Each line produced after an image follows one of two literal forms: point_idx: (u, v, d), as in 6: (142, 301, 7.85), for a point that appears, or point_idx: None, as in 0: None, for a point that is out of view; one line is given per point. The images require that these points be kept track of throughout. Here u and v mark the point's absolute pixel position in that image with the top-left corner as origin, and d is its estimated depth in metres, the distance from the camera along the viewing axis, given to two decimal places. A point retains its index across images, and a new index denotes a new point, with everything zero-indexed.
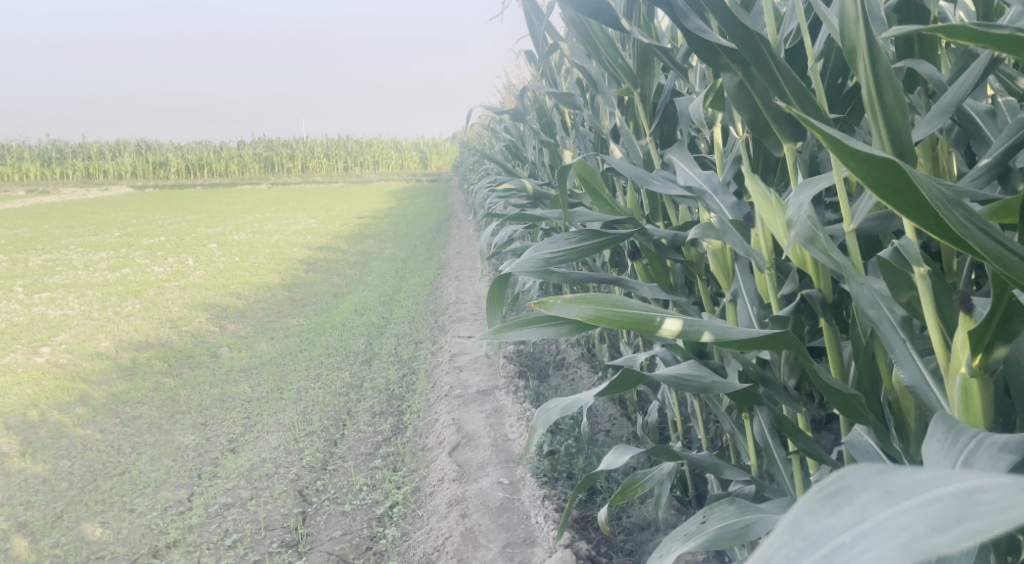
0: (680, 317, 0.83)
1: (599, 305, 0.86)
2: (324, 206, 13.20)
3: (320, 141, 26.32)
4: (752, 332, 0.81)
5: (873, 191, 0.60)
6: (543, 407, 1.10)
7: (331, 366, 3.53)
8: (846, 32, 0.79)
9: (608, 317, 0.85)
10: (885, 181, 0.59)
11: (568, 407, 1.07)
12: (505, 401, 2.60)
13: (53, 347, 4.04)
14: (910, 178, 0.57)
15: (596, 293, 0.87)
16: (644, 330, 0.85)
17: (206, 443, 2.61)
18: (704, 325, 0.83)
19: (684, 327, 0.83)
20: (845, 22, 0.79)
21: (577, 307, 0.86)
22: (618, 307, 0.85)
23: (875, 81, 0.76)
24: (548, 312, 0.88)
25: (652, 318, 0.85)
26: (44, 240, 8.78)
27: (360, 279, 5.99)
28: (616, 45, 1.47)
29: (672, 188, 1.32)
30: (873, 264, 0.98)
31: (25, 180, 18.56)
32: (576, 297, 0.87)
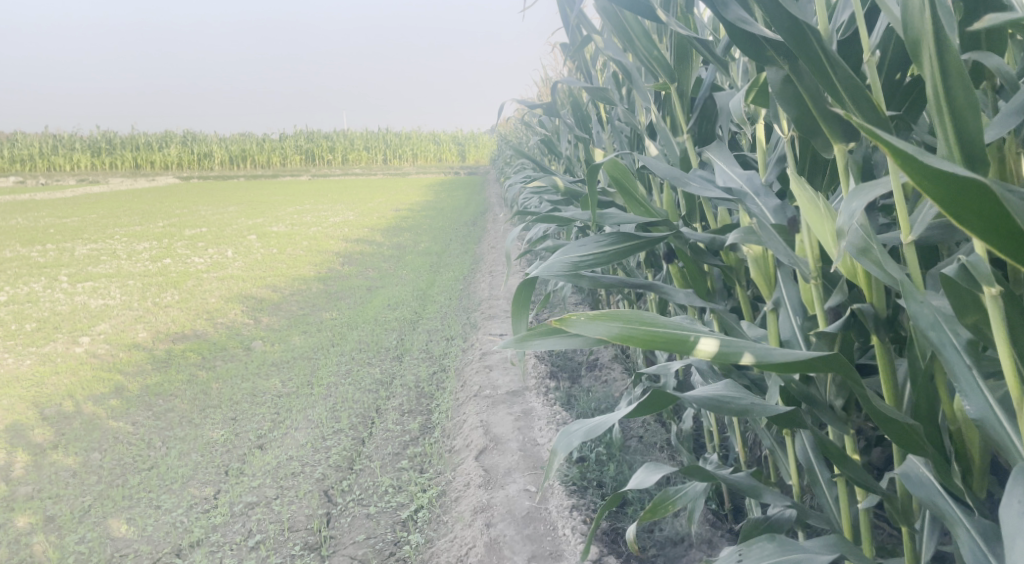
0: (717, 338, 0.76)
1: (626, 323, 0.78)
2: (362, 198, 13.29)
3: (360, 133, 26.52)
4: (799, 354, 0.74)
5: (946, 210, 0.55)
6: (565, 429, 1.04)
7: (361, 362, 3.51)
8: (909, 22, 0.71)
9: (637, 336, 0.77)
10: (960, 200, 0.54)
11: (593, 430, 1.00)
12: (534, 403, 2.54)
13: (92, 337, 4.11)
14: (996, 194, 0.53)
15: (623, 310, 0.79)
16: (676, 351, 0.77)
17: (234, 438, 2.60)
18: (743, 346, 0.76)
19: (721, 348, 0.76)
20: (908, 11, 0.71)
21: (603, 324, 0.78)
22: (648, 326, 0.78)
23: (943, 77, 0.68)
24: (570, 329, 0.79)
25: (686, 337, 0.77)
26: (91, 230, 9.00)
27: (394, 273, 5.99)
28: (653, 37, 1.39)
29: (710, 190, 1.24)
30: (933, 276, 0.89)
31: (76, 170, 19.07)
32: (601, 314, 0.79)
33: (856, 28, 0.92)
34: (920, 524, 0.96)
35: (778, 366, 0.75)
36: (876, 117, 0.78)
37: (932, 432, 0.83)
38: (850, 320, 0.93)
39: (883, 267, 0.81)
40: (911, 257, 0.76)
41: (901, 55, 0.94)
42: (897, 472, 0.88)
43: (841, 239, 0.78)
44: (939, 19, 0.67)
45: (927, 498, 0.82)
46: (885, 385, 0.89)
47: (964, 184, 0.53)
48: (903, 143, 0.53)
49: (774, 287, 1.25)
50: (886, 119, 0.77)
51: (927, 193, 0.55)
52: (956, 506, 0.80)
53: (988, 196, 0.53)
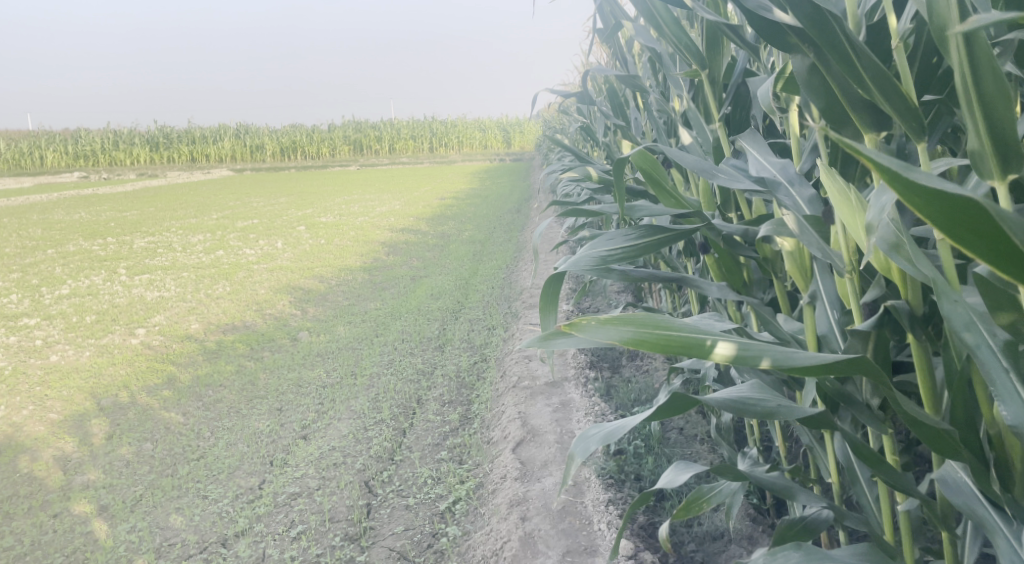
0: (735, 341, 0.74)
1: (641, 327, 0.75)
2: (408, 187, 13.40)
3: (406, 121, 26.70)
4: (823, 357, 0.71)
5: (943, 230, 0.53)
6: (583, 434, 1.01)
7: (404, 352, 3.55)
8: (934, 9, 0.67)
9: (652, 340, 0.74)
10: (958, 220, 0.52)
11: (612, 434, 0.98)
12: (573, 394, 2.52)
13: (147, 329, 4.24)
14: (994, 215, 0.50)
15: (636, 313, 0.75)
16: (694, 355, 0.75)
17: (280, 429, 2.66)
18: (763, 350, 0.74)
19: (741, 351, 0.74)
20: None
21: (615, 329, 0.75)
22: (664, 330, 0.75)
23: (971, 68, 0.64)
24: (580, 334, 0.75)
25: (702, 341, 0.75)
26: (149, 223, 9.29)
27: (438, 262, 6.03)
28: (682, 23, 1.35)
29: (742, 180, 1.20)
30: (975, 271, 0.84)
31: (135, 165, 19.69)
32: (612, 317, 0.75)
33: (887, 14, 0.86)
34: (963, 530, 0.91)
35: (799, 369, 0.73)
36: (905, 108, 0.73)
37: (969, 436, 0.78)
38: (885, 318, 0.89)
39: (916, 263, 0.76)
40: (946, 254, 0.71)
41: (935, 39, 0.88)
42: (935, 478, 0.83)
43: (870, 235, 0.75)
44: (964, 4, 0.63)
45: (966, 506, 0.78)
46: (923, 385, 0.84)
47: (960, 203, 0.50)
48: (890, 160, 0.50)
49: (811, 281, 1.21)
50: (916, 110, 0.72)
51: (919, 211, 0.52)
52: (996, 515, 0.76)
53: (986, 215, 0.51)
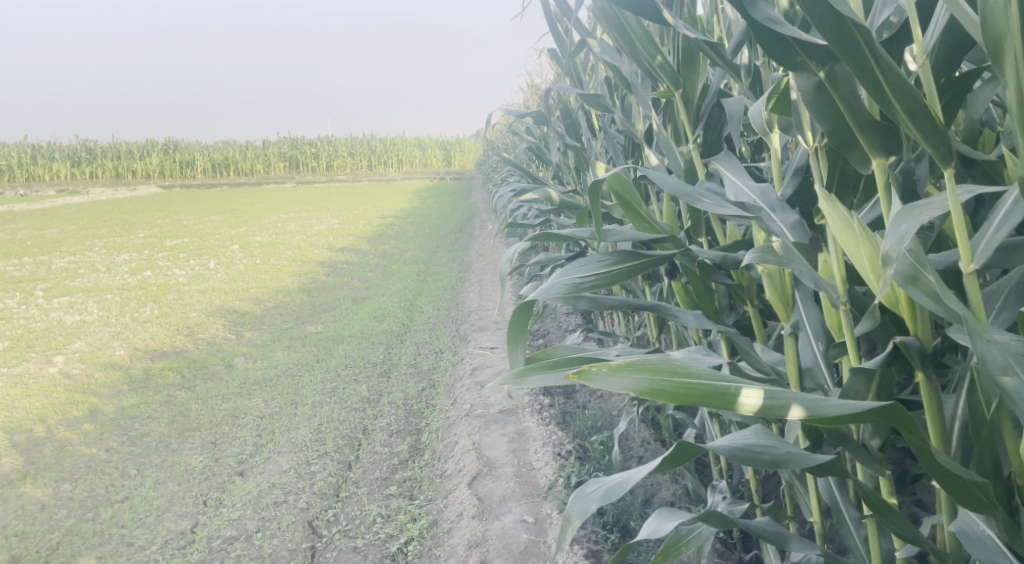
0: (760, 390, 0.72)
1: (656, 374, 0.73)
2: (347, 205, 13.14)
3: (345, 138, 26.34)
4: (852, 406, 0.69)
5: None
6: (580, 492, 0.93)
7: (347, 378, 3.39)
8: (989, 21, 0.68)
9: (669, 389, 0.72)
10: None
11: (611, 492, 0.89)
12: (529, 423, 2.43)
13: (66, 356, 3.95)
14: None
15: (651, 359, 0.74)
16: (716, 403, 0.72)
17: (214, 465, 2.47)
18: (791, 398, 0.71)
19: (767, 401, 0.71)
20: (989, 8, 0.68)
21: (629, 377, 0.73)
22: (681, 378, 0.72)
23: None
24: (593, 381, 0.73)
25: (726, 388, 0.73)
26: (69, 242, 8.77)
27: (380, 283, 5.86)
28: (655, 40, 1.29)
29: (722, 205, 1.14)
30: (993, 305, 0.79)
31: (56, 180, 18.74)
32: (627, 364, 0.73)
33: (907, 25, 0.82)
34: None
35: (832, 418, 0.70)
36: (930, 130, 0.70)
37: (998, 489, 0.75)
38: (894, 354, 0.83)
39: (936, 297, 0.71)
40: (974, 291, 0.67)
41: (958, 41, 0.81)
42: (953, 526, 0.79)
43: (889, 266, 0.69)
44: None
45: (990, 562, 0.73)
46: (931, 427, 0.78)
47: None
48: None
49: (792, 309, 1.15)
50: (944, 131, 0.70)
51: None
52: None
53: None
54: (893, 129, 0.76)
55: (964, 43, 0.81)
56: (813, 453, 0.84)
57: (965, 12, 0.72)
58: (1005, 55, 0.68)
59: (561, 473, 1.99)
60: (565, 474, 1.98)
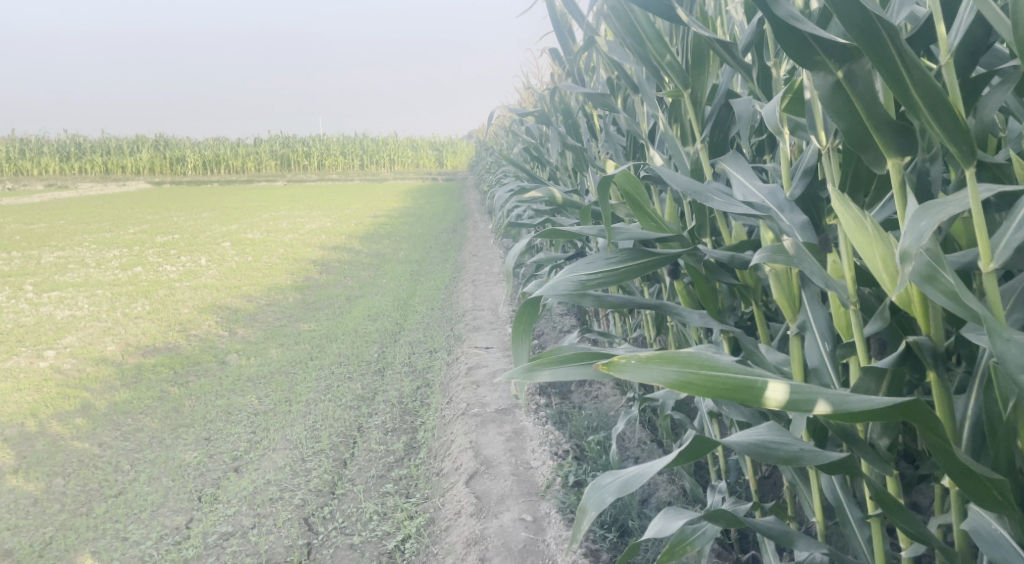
0: (787, 384, 0.72)
1: (686, 366, 0.73)
2: (338, 205, 13.11)
3: (338, 137, 26.26)
4: (876, 401, 0.70)
5: None
6: (596, 483, 0.94)
7: (342, 377, 3.37)
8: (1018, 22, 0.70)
9: (697, 382, 0.72)
10: None
11: (628, 485, 0.90)
12: (525, 422, 2.43)
13: (57, 351, 3.92)
14: None
15: (680, 351, 0.73)
16: (743, 397, 0.73)
17: (208, 461, 2.46)
18: (817, 393, 0.72)
19: (792, 397, 0.71)
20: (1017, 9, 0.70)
21: (657, 369, 0.72)
22: (708, 372, 0.72)
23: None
24: (621, 373, 0.73)
25: (754, 382, 0.73)
26: (58, 236, 8.69)
27: (373, 282, 5.85)
28: (665, 39, 1.30)
29: (732, 204, 1.15)
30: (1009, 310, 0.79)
31: (44, 174, 18.57)
32: (656, 356, 0.73)
33: (928, 25, 0.83)
34: None
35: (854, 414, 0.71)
36: (954, 129, 0.72)
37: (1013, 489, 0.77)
38: (906, 354, 0.84)
39: (954, 297, 0.72)
40: (993, 290, 0.68)
41: (975, 45, 0.82)
42: (964, 524, 0.80)
43: (908, 263, 0.70)
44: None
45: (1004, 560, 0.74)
46: (943, 423, 0.78)
47: None
48: None
49: (798, 309, 1.15)
50: (965, 130, 0.71)
51: None
52: None
53: None
54: (910, 129, 0.77)
55: (980, 46, 0.82)
56: (829, 451, 0.84)
57: (993, 12, 0.72)
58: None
59: (559, 473, 2.00)
60: (563, 473, 1.99)
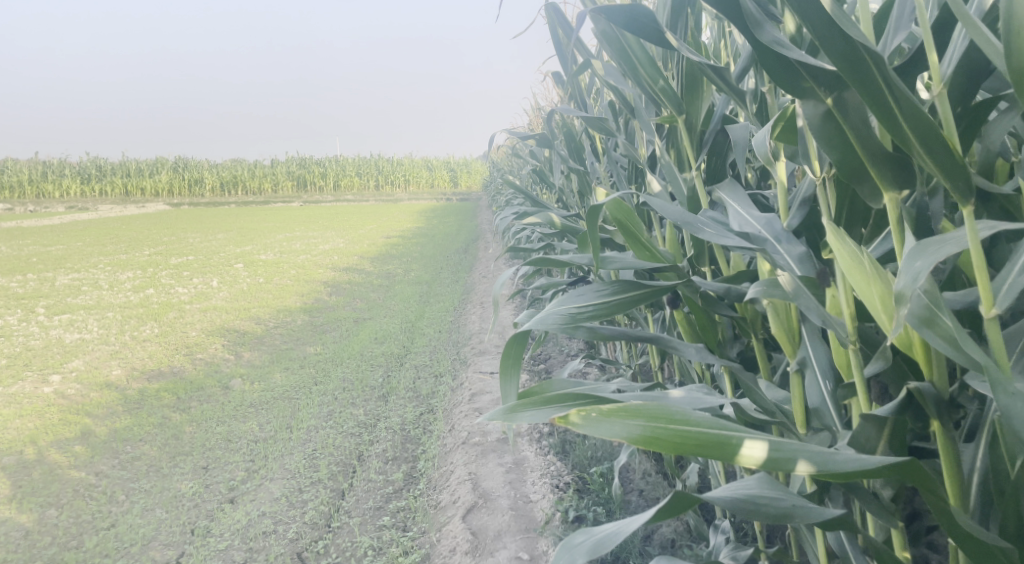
0: (765, 441, 0.68)
1: (652, 421, 0.70)
2: (352, 225, 13.16)
3: (354, 158, 26.46)
4: (865, 462, 0.66)
5: None
6: (567, 543, 0.87)
7: (344, 403, 3.32)
8: (1012, 52, 0.63)
9: (664, 437, 0.69)
10: None
11: (602, 545, 0.83)
12: (527, 452, 2.37)
13: (63, 376, 3.91)
14: None
15: (646, 405, 0.70)
16: (716, 454, 0.69)
17: (204, 491, 2.42)
18: (797, 452, 0.68)
19: (771, 453, 0.68)
20: (1014, 36, 0.63)
21: (622, 423, 0.70)
22: (677, 425, 0.69)
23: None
24: (583, 427, 0.70)
25: (728, 438, 0.69)
26: (74, 259, 8.77)
27: (382, 304, 5.82)
28: (658, 64, 1.26)
29: (726, 236, 1.10)
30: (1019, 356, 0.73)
31: (65, 197, 18.83)
32: (619, 410, 0.70)
33: (922, 50, 0.77)
34: None
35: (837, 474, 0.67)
36: (949, 164, 0.66)
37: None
38: (908, 401, 0.78)
39: (955, 344, 0.66)
40: (996, 338, 0.62)
41: (976, 70, 0.76)
42: None
43: (902, 305, 0.65)
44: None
45: None
46: (949, 480, 0.72)
47: None
48: None
49: (798, 345, 1.09)
50: (961, 166, 0.65)
51: None
52: None
53: None
54: (908, 162, 0.72)
55: (981, 71, 0.76)
56: (824, 506, 0.79)
57: (984, 37, 0.64)
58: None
59: (559, 507, 1.93)
60: (563, 508, 1.92)
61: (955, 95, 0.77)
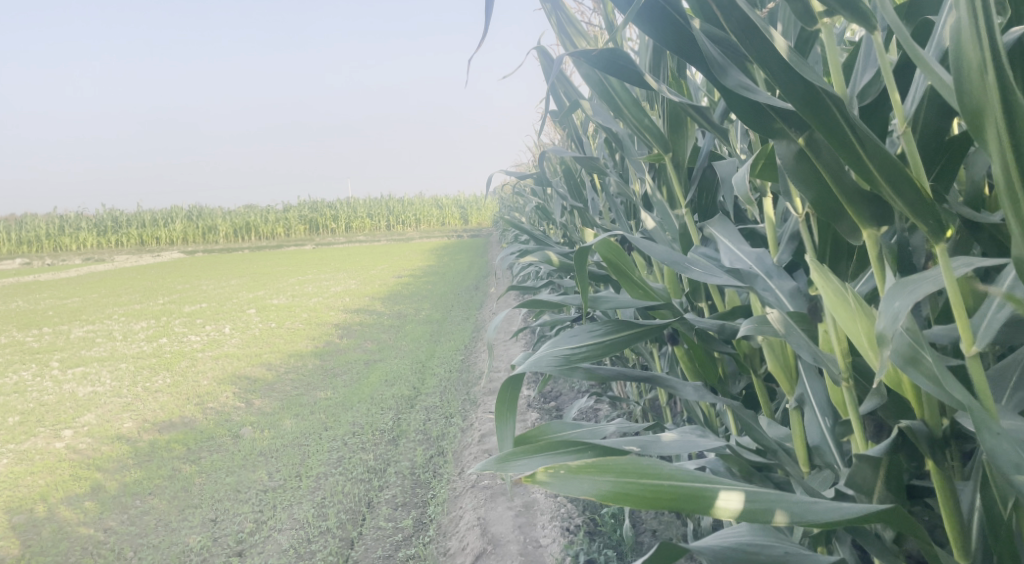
0: (741, 493, 0.69)
1: (621, 476, 0.70)
2: (363, 266, 13.21)
3: (365, 199, 26.73)
4: (849, 510, 0.66)
5: None
6: None
7: (354, 448, 3.29)
8: (964, 92, 0.60)
9: (635, 492, 0.69)
10: None
11: None
12: (536, 494, 2.33)
13: (75, 430, 3.91)
14: None
15: (615, 460, 0.71)
16: (692, 507, 0.69)
17: (212, 545, 2.40)
18: (774, 502, 0.68)
19: (747, 506, 0.68)
20: (964, 74, 0.61)
21: (590, 480, 0.70)
22: (648, 480, 0.69)
23: (1017, 156, 0.59)
24: (551, 486, 0.70)
25: (702, 491, 0.69)
26: (90, 310, 8.85)
27: (393, 345, 5.81)
28: (642, 104, 1.26)
29: (716, 274, 1.08)
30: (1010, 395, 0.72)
31: (81, 249, 19.08)
32: (588, 466, 0.71)
33: (886, 92, 0.78)
34: None
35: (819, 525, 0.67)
36: (918, 203, 0.65)
37: None
38: (901, 440, 0.76)
39: (939, 382, 0.64)
40: (980, 377, 0.60)
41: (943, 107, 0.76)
42: None
43: (884, 345, 0.63)
44: (1006, 87, 0.59)
45: None
46: (947, 520, 0.71)
47: None
48: None
49: (796, 381, 1.07)
50: (931, 203, 0.65)
51: None
52: None
53: None
54: (882, 199, 0.70)
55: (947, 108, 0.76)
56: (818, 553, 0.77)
57: (938, 76, 0.64)
58: (987, 128, 0.60)
59: (569, 552, 1.89)
60: (572, 551, 1.87)
61: (925, 132, 0.77)
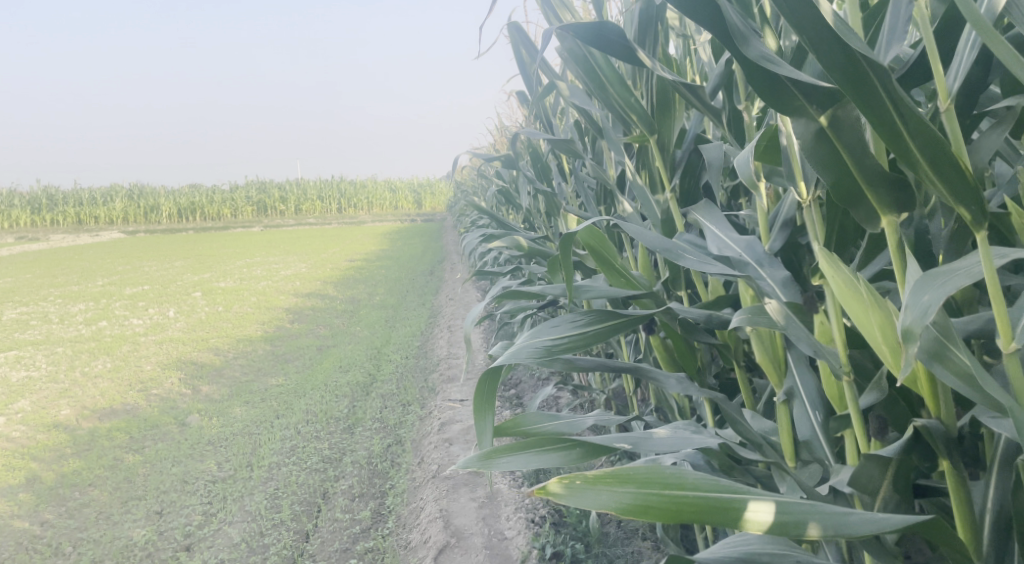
0: (771, 504, 0.65)
1: (644, 487, 0.66)
2: (314, 249, 12.92)
3: (315, 182, 26.17)
4: (881, 523, 0.64)
5: None
6: None
7: (308, 437, 3.19)
8: None
9: (658, 504, 0.65)
10: None
11: None
12: (499, 485, 2.27)
13: (7, 418, 3.69)
14: None
15: (637, 470, 0.67)
16: (721, 518, 0.65)
17: (158, 539, 2.28)
18: (807, 514, 0.65)
19: (778, 518, 0.65)
20: None
21: (609, 492, 0.66)
22: (671, 491, 0.65)
23: None
24: (567, 499, 0.66)
25: (730, 502, 0.65)
26: (23, 292, 8.42)
27: (346, 330, 5.68)
28: (628, 82, 1.21)
29: (705, 262, 1.03)
30: None
31: (15, 227, 18.19)
32: (607, 477, 0.66)
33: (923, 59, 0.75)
34: None
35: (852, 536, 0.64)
36: (960, 187, 0.63)
37: None
38: (914, 440, 0.73)
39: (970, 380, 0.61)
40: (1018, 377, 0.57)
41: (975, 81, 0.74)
42: None
43: (913, 343, 0.59)
44: None
45: None
46: (961, 521, 0.68)
47: None
48: None
49: (785, 373, 1.04)
50: (974, 188, 0.62)
51: None
52: None
53: None
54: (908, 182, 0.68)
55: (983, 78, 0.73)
56: None
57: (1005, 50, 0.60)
58: None
59: (535, 544, 1.84)
60: (539, 544, 1.82)
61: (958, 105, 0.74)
